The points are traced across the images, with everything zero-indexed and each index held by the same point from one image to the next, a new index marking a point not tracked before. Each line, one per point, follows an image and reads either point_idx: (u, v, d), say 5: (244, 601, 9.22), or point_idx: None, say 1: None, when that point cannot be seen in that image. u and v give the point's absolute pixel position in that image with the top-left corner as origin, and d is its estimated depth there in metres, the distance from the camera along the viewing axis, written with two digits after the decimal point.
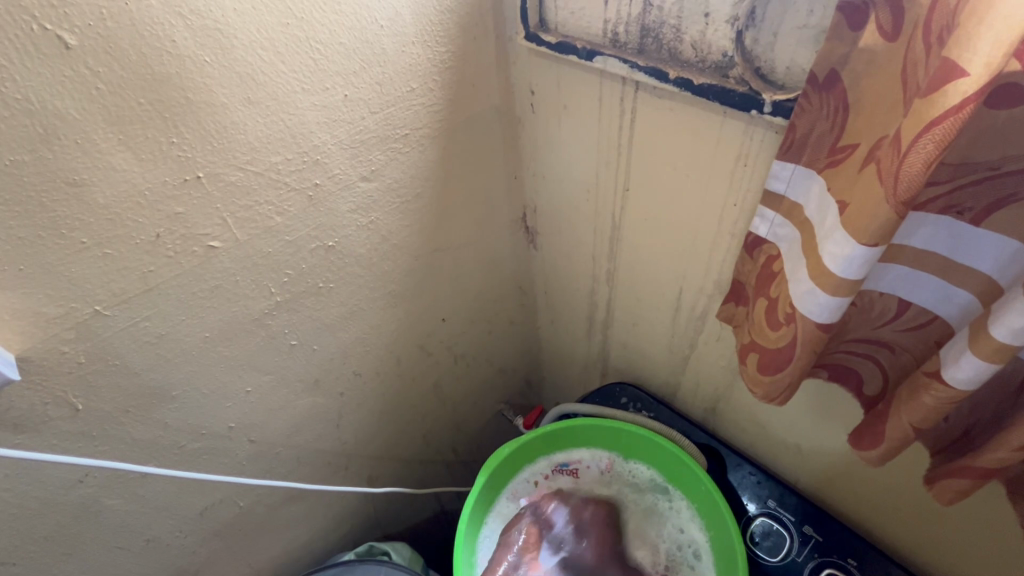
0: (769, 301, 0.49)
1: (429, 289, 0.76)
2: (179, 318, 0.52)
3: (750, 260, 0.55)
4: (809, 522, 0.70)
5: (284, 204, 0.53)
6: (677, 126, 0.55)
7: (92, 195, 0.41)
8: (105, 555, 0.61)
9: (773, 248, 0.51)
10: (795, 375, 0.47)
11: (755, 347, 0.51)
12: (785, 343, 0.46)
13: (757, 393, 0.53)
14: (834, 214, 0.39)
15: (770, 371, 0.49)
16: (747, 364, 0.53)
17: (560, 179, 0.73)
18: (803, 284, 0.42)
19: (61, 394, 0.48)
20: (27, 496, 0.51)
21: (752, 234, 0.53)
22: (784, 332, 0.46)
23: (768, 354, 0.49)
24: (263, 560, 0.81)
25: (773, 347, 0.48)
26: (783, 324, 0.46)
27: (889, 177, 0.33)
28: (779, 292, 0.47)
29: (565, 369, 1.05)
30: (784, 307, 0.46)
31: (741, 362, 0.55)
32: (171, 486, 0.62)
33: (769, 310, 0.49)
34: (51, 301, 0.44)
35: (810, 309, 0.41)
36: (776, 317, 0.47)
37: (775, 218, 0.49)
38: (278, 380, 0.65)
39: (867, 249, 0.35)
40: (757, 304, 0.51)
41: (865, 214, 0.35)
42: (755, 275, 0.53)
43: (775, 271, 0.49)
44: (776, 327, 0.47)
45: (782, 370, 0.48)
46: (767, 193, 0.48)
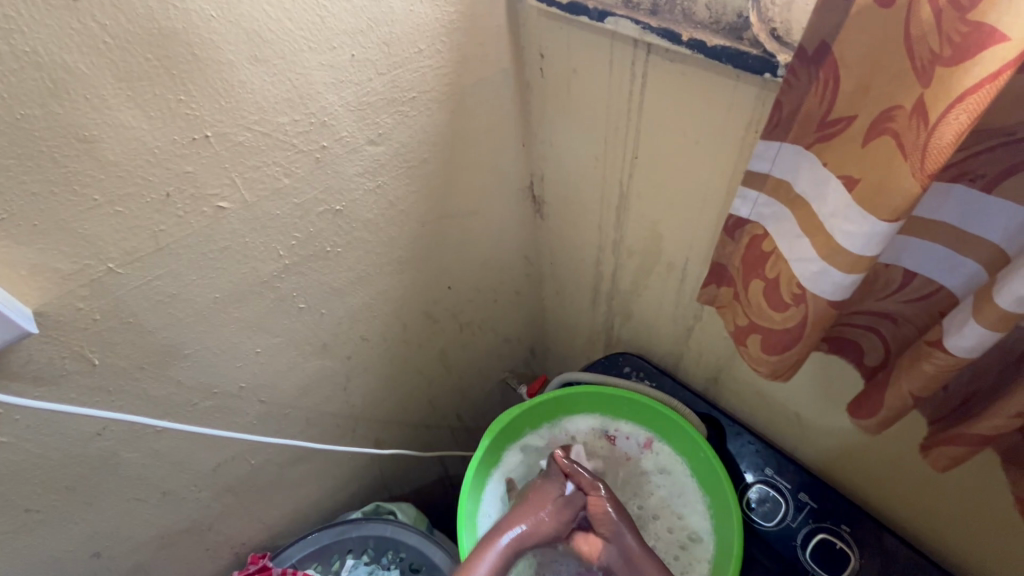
0: (766, 283, 0.48)
1: (435, 254, 0.76)
2: (190, 278, 0.53)
3: (732, 242, 0.53)
4: (805, 490, 0.72)
5: (292, 165, 0.53)
6: (690, 91, 0.54)
7: (102, 151, 0.42)
8: (123, 505, 0.63)
9: (757, 228, 0.49)
10: (802, 352, 0.47)
11: (757, 330, 0.50)
12: (793, 324, 0.46)
13: (761, 372, 0.52)
14: (836, 192, 0.39)
15: (775, 351, 0.49)
16: (749, 346, 0.52)
17: (569, 147, 0.72)
18: (812, 264, 0.42)
19: (79, 349, 0.50)
20: (48, 447, 0.53)
21: (734, 216, 0.51)
22: (793, 313, 0.45)
23: (773, 334, 0.48)
24: (275, 515, 0.85)
25: (780, 329, 0.47)
26: (790, 304, 0.45)
27: (916, 149, 0.32)
28: (778, 270, 0.46)
29: (569, 339, 1.06)
30: (788, 287, 0.45)
31: (738, 343, 0.54)
32: (185, 442, 0.64)
33: (767, 291, 0.48)
34: (65, 257, 0.44)
35: (822, 288, 0.41)
36: (778, 297, 0.47)
37: (757, 198, 0.48)
38: (287, 342, 0.67)
39: (888, 225, 0.35)
40: (750, 286, 0.50)
41: (884, 189, 0.35)
42: (740, 257, 0.52)
43: (766, 251, 0.48)
44: (780, 308, 0.46)
45: (791, 349, 0.47)
46: (750, 173, 0.47)
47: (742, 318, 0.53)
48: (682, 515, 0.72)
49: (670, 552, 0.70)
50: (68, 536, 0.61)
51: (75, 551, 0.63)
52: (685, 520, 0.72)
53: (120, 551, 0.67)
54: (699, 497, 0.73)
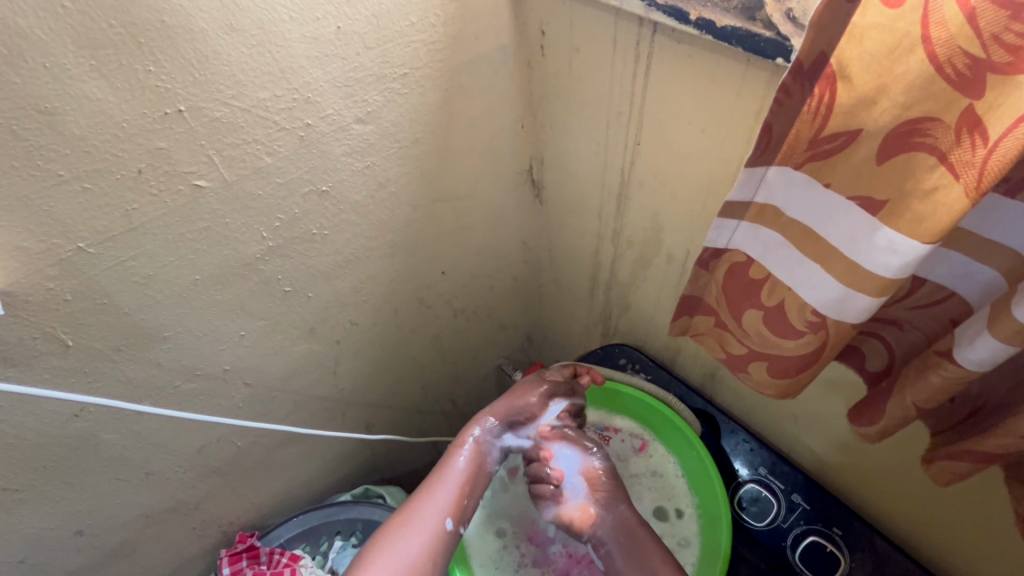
0: (766, 311, 0.45)
1: (428, 238, 0.74)
2: (167, 259, 0.51)
3: (705, 272, 0.49)
4: (798, 491, 0.70)
5: (274, 143, 0.51)
6: (698, 79, 0.51)
7: (66, 124, 0.39)
8: (106, 485, 0.63)
9: (734, 255, 0.46)
10: (815, 372, 0.45)
11: (762, 356, 0.48)
12: (810, 349, 0.43)
13: (769, 394, 0.50)
14: (853, 213, 0.36)
15: (787, 375, 0.47)
16: (753, 371, 0.50)
17: (570, 132, 0.69)
18: (830, 290, 0.39)
19: (51, 330, 0.48)
20: (23, 428, 0.52)
21: (709, 248, 0.47)
22: (809, 340, 0.43)
23: (784, 361, 0.46)
24: (264, 495, 0.84)
25: (792, 355, 0.45)
26: (804, 331, 0.43)
27: (968, 167, 0.30)
28: (779, 296, 0.44)
29: (566, 328, 1.04)
30: (797, 314, 0.43)
31: (737, 370, 0.51)
32: (167, 424, 0.63)
33: (769, 320, 0.45)
34: (31, 235, 0.42)
35: (848, 315, 0.39)
36: (787, 325, 0.44)
37: (738, 225, 0.44)
38: (272, 325, 0.65)
39: (925, 248, 0.33)
40: (745, 315, 0.47)
41: (928, 210, 0.32)
42: (722, 286, 0.48)
43: (759, 278, 0.45)
44: (792, 335, 0.44)
45: (806, 371, 0.45)
46: (730, 203, 0.42)
47: (738, 346, 0.50)
48: (673, 517, 0.70)
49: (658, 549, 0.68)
50: (49, 515, 0.60)
51: (57, 529, 0.62)
52: (677, 521, 0.70)
53: (104, 529, 0.67)
54: (689, 499, 0.71)
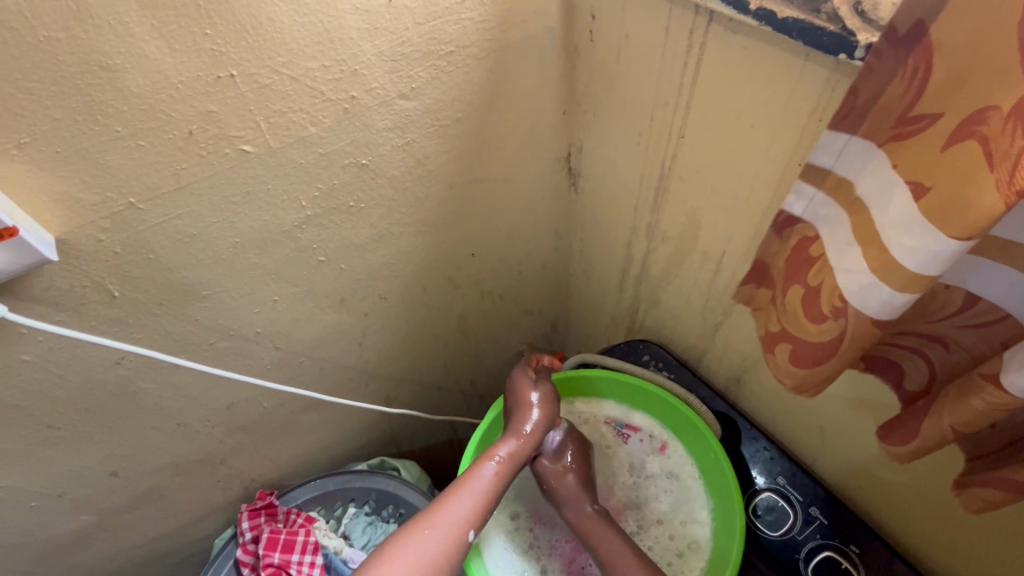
0: (806, 290, 0.43)
1: (461, 218, 0.74)
2: (211, 219, 0.53)
3: (777, 239, 0.46)
4: (817, 504, 0.69)
5: (319, 113, 0.51)
6: (753, 70, 0.49)
7: (125, 82, 0.41)
8: (141, 431, 0.66)
9: (807, 229, 0.43)
10: (833, 369, 0.43)
11: (786, 338, 0.46)
12: (829, 338, 0.42)
13: (785, 383, 0.48)
14: (900, 202, 0.35)
15: (804, 364, 0.45)
16: (776, 354, 0.48)
17: (613, 121, 0.68)
18: (860, 277, 0.38)
19: (99, 280, 0.50)
20: (69, 370, 0.55)
21: (784, 213, 0.44)
22: (830, 326, 0.41)
23: (806, 346, 0.44)
24: (286, 456, 0.87)
25: (812, 340, 0.43)
26: (828, 317, 0.41)
27: (1006, 159, 0.28)
28: (821, 278, 0.41)
29: (591, 319, 1.04)
30: (829, 299, 0.41)
31: (766, 350, 0.50)
32: (200, 379, 0.65)
33: (806, 300, 0.43)
34: (87, 187, 0.44)
35: (867, 305, 0.38)
36: (816, 308, 0.42)
37: (815, 195, 0.41)
38: (304, 292, 0.66)
39: (958, 243, 0.31)
40: (787, 292, 0.45)
41: (961, 204, 0.31)
42: (784, 258, 0.46)
43: (815, 256, 0.42)
44: (817, 319, 0.42)
45: (823, 363, 0.43)
46: (808, 165, 0.41)
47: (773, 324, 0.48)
48: (684, 522, 0.69)
49: (664, 554, 0.68)
50: (89, 454, 0.64)
51: (94, 468, 0.66)
52: (688, 525, 0.69)
53: (136, 473, 0.70)
54: (704, 505, 0.70)
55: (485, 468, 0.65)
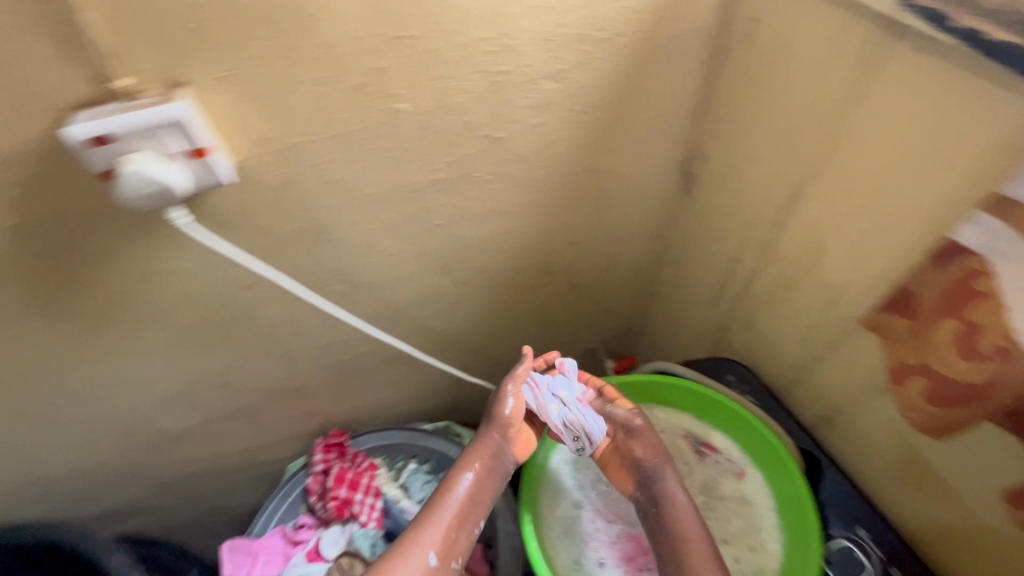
0: (965, 325, 0.48)
1: (570, 205, 0.75)
2: (354, 169, 0.56)
3: (937, 270, 0.50)
4: (900, 566, 0.64)
5: (470, 83, 0.54)
6: (926, 93, 0.46)
7: (318, 30, 0.44)
8: (251, 353, 0.72)
9: (978, 262, 0.46)
10: (980, 409, 0.50)
11: (921, 371, 0.55)
12: (978, 376, 0.48)
13: (908, 412, 0.59)
14: None
15: (943, 401, 0.53)
16: (904, 385, 0.58)
17: (746, 130, 0.66)
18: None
19: (251, 210, 0.55)
20: (209, 286, 0.61)
21: (954, 243, 0.47)
22: (980, 370, 0.48)
23: (941, 380, 0.52)
24: (361, 403, 0.92)
25: (959, 377, 0.50)
26: (989, 358, 0.47)
27: None
28: (987, 318, 0.46)
29: (673, 330, 1.01)
30: (995, 339, 0.46)
31: (891, 377, 0.59)
32: (309, 315, 0.71)
33: (961, 336, 0.49)
34: (264, 123, 0.49)
35: None
36: (971, 347, 0.48)
37: (998, 230, 0.44)
38: (414, 252, 0.70)
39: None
40: (942, 324, 0.50)
41: None
42: (942, 289, 0.50)
43: (979, 292, 0.46)
44: (976, 358, 0.48)
45: (969, 402, 0.51)
46: (1005, 197, 0.43)
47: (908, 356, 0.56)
48: (754, 548, 0.69)
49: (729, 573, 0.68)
50: (207, 364, 0.71)
51: (208, 377, 0.73)
52: (758, 552, 0.68)
53: (239, 390, 0.77)
54: (778, 536, 0.68)
55: (459, 484, 0.67)
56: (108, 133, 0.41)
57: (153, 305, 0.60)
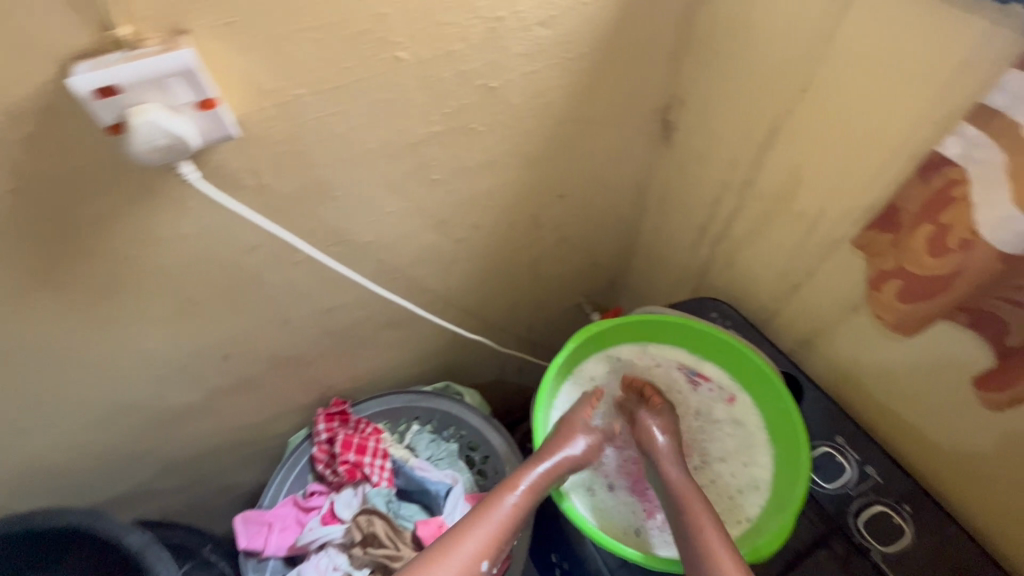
0: (935, 227, 0.51)
1: (560, 154, 0.77)
2: (357, 122, 0.56)
3: (919, 182, 0.52)
4: (873, 463, 0.72)
5: (469, 29, 0.54)
6: (899, 24, 0.50)
7: None
8: (253, 321, 0.71)
9: (960, 173, 0.48)
10: (935, 308, 0.54)
11: (900, 275, 0.56)
12: (940, 272, 0.51)
13: (882, 319, 0.61)
14: None
15: (908, 301, 0.56)
16: (881, 292, 0.59)
17: (724, 70, 0.70)
18: (999, 210, 0.44)
19: (256, 167, 0.54)
20: (212, 253, 0.60)
21: (939, 154, 0.49)
22: (948, 262, 0.50)
23: (918, 281, 0.54)
24: (362, 370, 0.93)
25: (924, 274, 0.53)
26: (949, 252, 0.49)
27: None
28: (952, 219, 0.49)
29: (654, 279, 1.06)
30: (956, 235, 0.49)
31: (873, 287, 0.61)
32: (313, 278, 0.70)
33: (933, 237, 0.51)
34: (269, 72, 0.48)
35: (997, 240, 0.45)
36: (939, 245, 0.50)
37: (978, 137, 0.45)
38: (414, 208, 0.71)
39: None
40: (922, 228, 0.52)
41: None
42: (928, 196, 0.51)
43: (954, 197, 0.48)
44: (937, 254, 0.51)
45: (925, 301, 0.54)
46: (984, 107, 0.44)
47: (888, 264, 0.58)
48: (746, 463, 0.76)
49: (727, 487, 0.75)
50: (208, 336, 0.69)
51: (210, 350, 0.71)
52: (750, 466, 0.76)
53: (242, 360, 0.76)
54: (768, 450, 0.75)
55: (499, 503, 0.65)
56: (114, 84, 0.40)
57: (155, 275, 0.59)
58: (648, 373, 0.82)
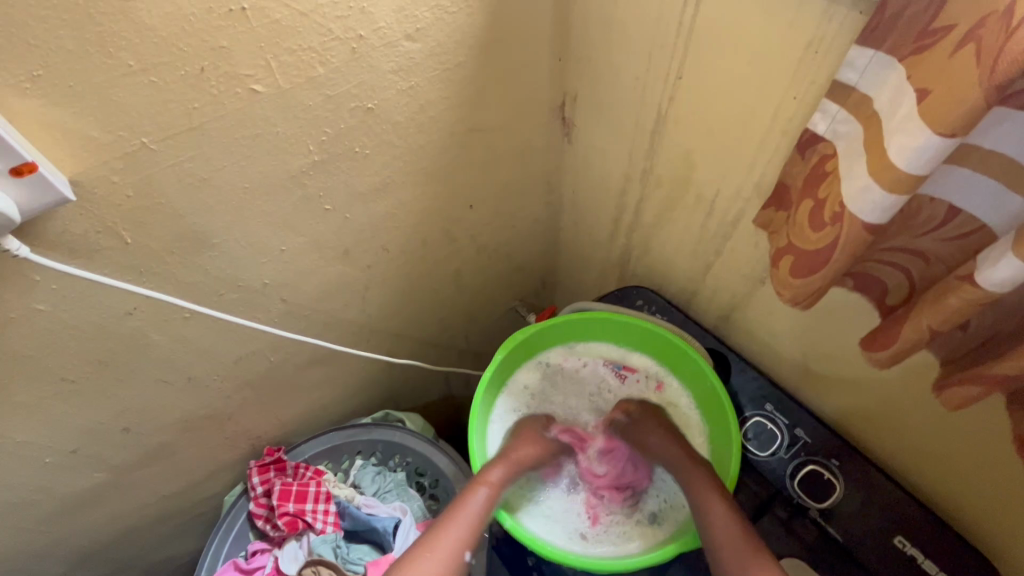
0: (815, 203, 0.48)
1: (460, 166, 0.75)
2: (222, 163, 0.52)
3: (801, 160, 0.53)
4: (801, 426, 0.74)
5: (327, 52, 0.51)
6: (753, 8, 0.51)
7: (137, 12, 0.40)
8: (150, 386, 0.66)
9: (828, 148, 0.48)
10: (825, 281, 0.48)
11: (789, 251, 0.51)
12: (824, 245, 0.46)
13: (781, 297, 0.53)
14: (903, 107, 0.39)
15: (799, 276, 0.49)
16: (777, 268, 0.53)
17: (606, 63, 0.69)
18: (859, 180, 0.42)
19: (111, 224, 0.50)
20: (81, 321, 0.55)
21: (809, 132, 0.50)
22: (828, 233, 0.46)
23: (804, 255, 0.48)
24: (291, 414, 0.88)
25: (809, 249, 0.48)
26: (828, 224, 0.46)
27: (990, 56, 0.32)
28: (830, 190, 0.46)
29: (582, 274, 1.06)
30: (833, 206, 0.45)
31: (770, 266, 0.55)
32: (210, 330, 0.65)
33: (814, 212, 0.48)
34: (99, 124, 0.44)
35: (861, 209, 0.42)
36: (819, 218, 0.47)
37: (838, 113, 0.47)
38: (311, 243, 0.67)
39: (942, 139, 0.35)
40: (805, 203, 0.49)
41: (947, 99, 0.35)
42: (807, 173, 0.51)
43: (828, 171, 0.47)
44: (819, 228, 0.47)
45: (816, 274, 0.48)
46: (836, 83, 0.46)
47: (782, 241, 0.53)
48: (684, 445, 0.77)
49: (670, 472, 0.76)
50: (99, 411, 0.64)
51: (105, 424, 0.66)
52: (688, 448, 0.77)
53: (148, 429, 0.70)
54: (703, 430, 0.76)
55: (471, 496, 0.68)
56: None
57: (17, 358, 0.53)
58: (581, 372, 0.82)
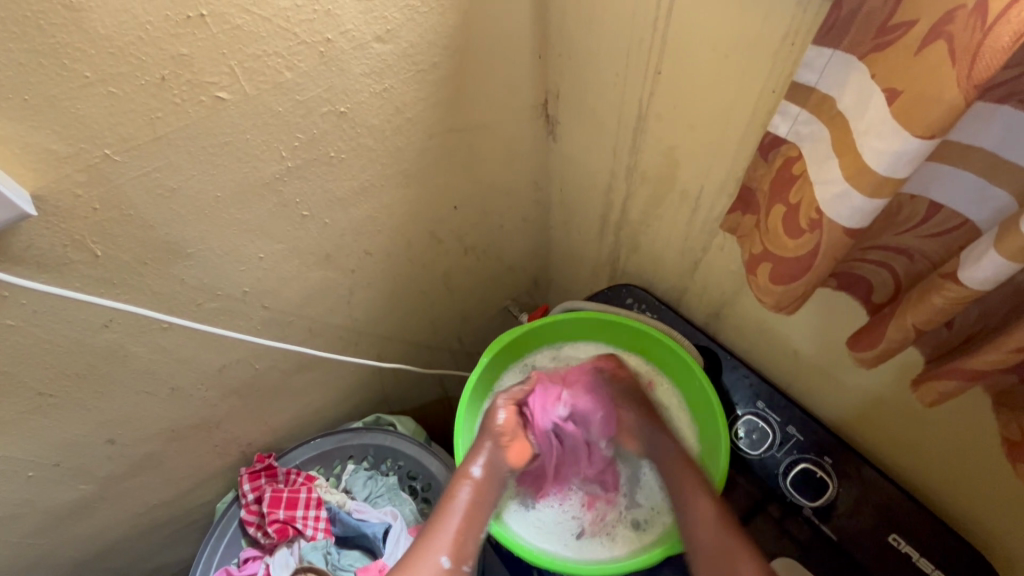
0: (787, 208, 0.46)
1: (442, 167, 0.74)
2: (191, 172, 0.52)
3: (764, 162, 0.53)
4: (793, 423, 0.73)
5: (294, 57, 0.50)
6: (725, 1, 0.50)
7: (90, 22, 0.39)
8: (132, 397, 0.66)
9: (792, 150, 0.48)
10: (808, 285, 0.47)
11: (767, 258, 0.49)
12: (804, 253, 0.45)
13: (764, 303, 0.52)
14: (875, 109, 0.37)
15: (781, 282, 0.48)
16: (757, 276, 0.52)
17: (586, 59, 0.68)
18: (833, 186, 0.40)
19: (80, 237, 0.50)
20: (57, 334, 0.55)
21: (771, 135, 0.50)
22: (805, 241, 0.44)
23: (782, 263, 0.47)
24: (281, 420, 0.88)
25: (788, 257, 0.46)
26: (805, 231, 0.44)
27: (966, 55, 0.31)
28: (801, 195, 0.45)
29: (574, 273, 1.05)
30: (807, 212, 0.44)
31: (749, 274, 0.53)
32: (191, 340, 0.65)
33: (787, 217, 0.46)
34: (59, 137, 0.43)
35: (838, 214, 0.41)
36: (795, 224, 0.45)
37: (799, 114, 0.46)
38: (290, 250, 0.66)
39: (920, 142, 0.34)
40: (776, 209, 0.48)
41: (925, 100, 0.33)
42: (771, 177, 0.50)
43: (796, 174, 0.46)
44: (795, 234, 0.45)
45: (798, 280, 0.47)
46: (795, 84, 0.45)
47: (756, 248, 0.52)
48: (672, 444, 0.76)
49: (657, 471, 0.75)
50: (81, 422, 0.63)
51: (89, 435, 0.66)
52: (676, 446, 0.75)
53: (133, 440, 0.70)
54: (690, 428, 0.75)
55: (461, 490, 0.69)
56: None
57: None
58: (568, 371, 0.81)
